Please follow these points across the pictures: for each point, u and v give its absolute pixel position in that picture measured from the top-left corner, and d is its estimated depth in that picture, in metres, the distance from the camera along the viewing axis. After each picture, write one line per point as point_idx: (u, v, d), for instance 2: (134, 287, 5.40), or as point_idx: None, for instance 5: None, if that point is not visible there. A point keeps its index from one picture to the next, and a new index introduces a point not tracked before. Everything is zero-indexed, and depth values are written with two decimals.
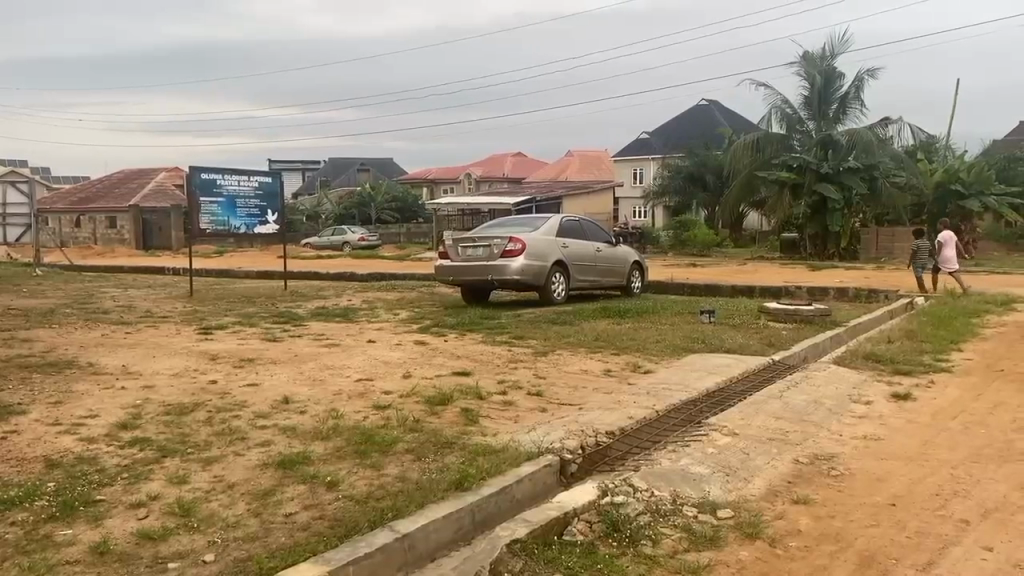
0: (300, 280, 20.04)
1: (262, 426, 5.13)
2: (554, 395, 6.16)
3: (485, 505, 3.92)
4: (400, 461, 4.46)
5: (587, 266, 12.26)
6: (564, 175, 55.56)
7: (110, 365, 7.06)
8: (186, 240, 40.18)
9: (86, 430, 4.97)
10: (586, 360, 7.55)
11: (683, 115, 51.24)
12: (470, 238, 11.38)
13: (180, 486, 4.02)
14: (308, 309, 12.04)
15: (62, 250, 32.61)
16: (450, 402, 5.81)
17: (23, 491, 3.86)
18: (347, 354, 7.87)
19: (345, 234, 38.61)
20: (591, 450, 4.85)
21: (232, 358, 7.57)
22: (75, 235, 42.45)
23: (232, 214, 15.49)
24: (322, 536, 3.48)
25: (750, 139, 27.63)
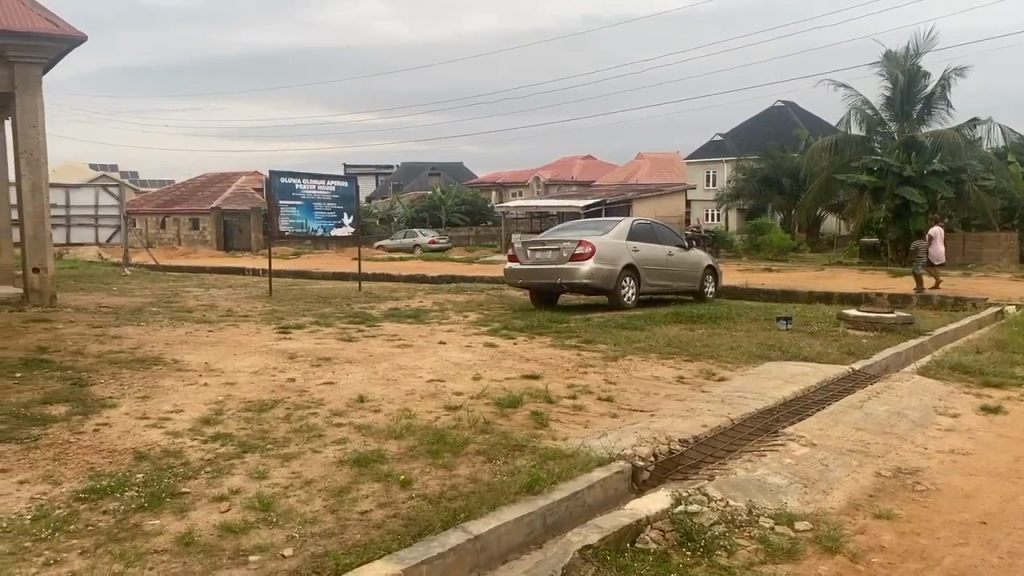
0: (373, 282, 20.38)
1: (338, 423, 5.24)
2: (625, 401, 6.10)
3: (557, 509, 3.91)
4: (472, 463, 4.49)
5: (658, 270, 12.11)
6: (634, 178, 54.99)
7: (194, 362, 7.32)
8: (265, 242, 41.33)
9: (172, 424, 5.16)
10: (658, 366, 7.44)
11: (758, 116, 50.21)
12: (539, 241, 11.39)
13: (260, 481, 4.14)
14: (381, 311, 12.23)
15: (148, 252, 34.01)
16: (520, 405, 5.82)
17: (115, 482, 4.04)
18: (418, 354, 7.98)
19: (416, 237, 39.15)
20: (664, 457, 4.78)
21: (309, 357, 7.75)
22: (160, 236, 44.19)
23: (310, 218, 15.84)
24: (396, 534, 3.53)
25: (828, 141, 27.06)
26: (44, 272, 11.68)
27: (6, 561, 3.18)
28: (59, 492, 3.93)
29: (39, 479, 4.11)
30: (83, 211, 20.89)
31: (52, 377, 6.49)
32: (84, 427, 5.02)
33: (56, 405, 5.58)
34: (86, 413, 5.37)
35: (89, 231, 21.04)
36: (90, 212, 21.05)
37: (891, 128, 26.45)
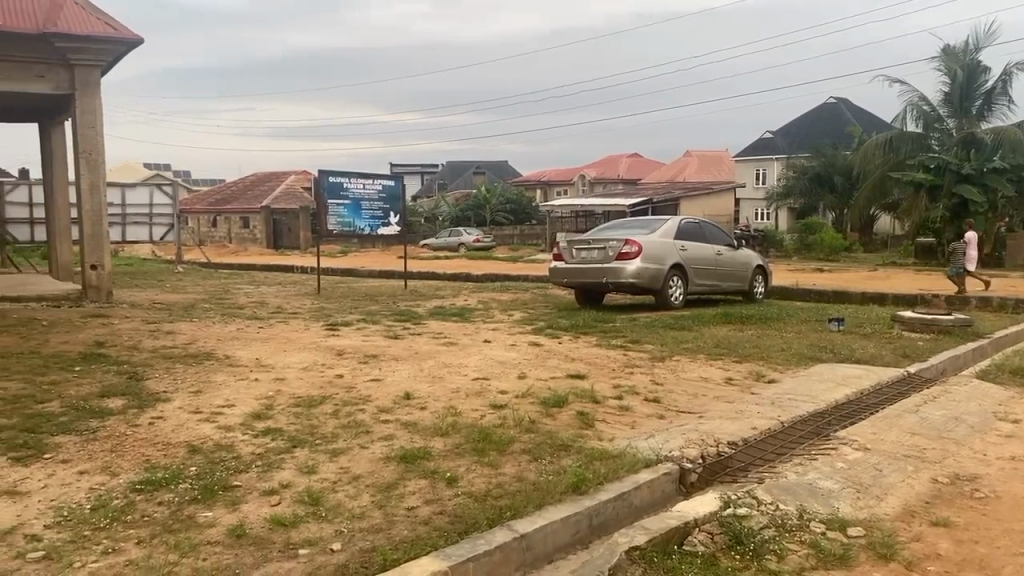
0: (419, 280, 20.53)
1: (385, 420, 5.29)
2: (672, 402, 6.04)
3: (603, 510, 3.89)
4: (518, 462, 4.48)
5: (706, 270, 11.96)
6: (681, 177, 54.41)
7: (245, 358, 7.45)
8: (313, 241, 41.92)
9: (223, 419, 5.26)
10: (706, 367, 7.35)
11: (809, 114, 49.32)
12: (585, 240, 11.34)
13: (309, 476, 4.20)
14: (427, 309, 12.31)
15: (200, 250, 34.77)
16: (565, 404, 5.79)
17: (169, 474, 4.13)
18: (464, 353, 8.01)
19: (461, 236, 39.33)
20: (712, 460, 4.72)
21: (356, 354, 7.83)
22: (212, 235, 45.15)
23: (357, 217, 16.03)
24: (443, 531, 3.54)
25: (882, 138, 26.65)
26: (101, 268, 11.95)
27: (67, 549, 3.28)
28: (116, 483, 4.04)
29: (97, 470, 4.23)
30: (138, 209, 21.44)
31: (109, 371, 6.67)
32: (139, 421, 5.15)
33: (113, 398, 5.73)
34: (141, 406, 5.51)
35: (144, 229, 21.57)
36: (144, 210, 21.57)
37: (949, 125, 25.78)
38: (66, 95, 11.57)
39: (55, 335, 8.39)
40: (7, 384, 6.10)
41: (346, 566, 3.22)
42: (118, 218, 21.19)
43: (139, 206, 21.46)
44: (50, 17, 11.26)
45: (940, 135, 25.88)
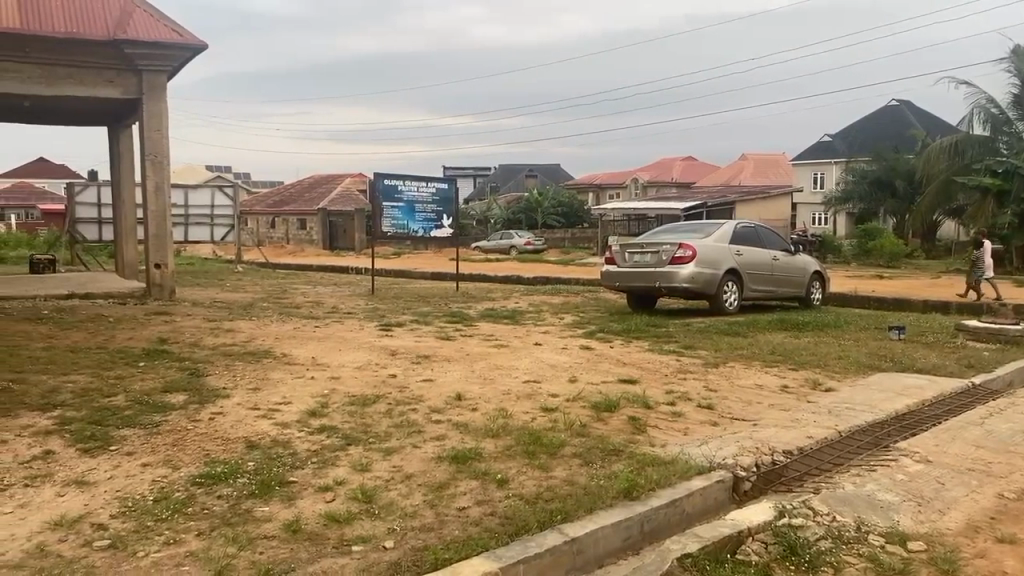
0: (470, 283, 20.69)
1: (437, 420, 5.34)
2: (726, 409, 5.95)
3: (655, 516, 3.86)
4: (569, 465, 4.47)
5: (762, 275, 11.77)
6: (736, 181, 53.64)
7: (301, 357, 7.60)
8: (367, 242, 42.46)
9: (280, 415, 5.37)
10: (761, 374, 7.22)
11: (870, 117, 48.18)
12: (638, 244, 11.26)
13: (363, 474, 4.26)
14: (478, 311, 12.38)
15: (258, 250, 35.61)
16: (616, 409, 5.76)
17: (228, 469, 4.24)
18: (515, 355, 8.03)
19: (512, 239, 39.44)
20: (767, 468, 4.64)
21: (409, 354, 7.92)
22: (270, 235, 46.17)
23: (411, 219, 16.17)
24: (493, 533, 3.55)
25: (947, 143, 26.10)
26: (165, 267, 12.30)
27: (131, 539, 3.39)
28: (178, 476, 4.16)
29: (160, 462, 4.36)
30: (199, 210, 22.00)
31: (172, 367, 6.87)
32: (200, 416, 5.29)
33: (175, 393, 5.90)
34: (202, 401, 5.67)
35: (206, 229, 22.11)
36: (206, 211, 22.09)
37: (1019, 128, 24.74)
38: (135, 98, 11.97)
39: (121, 331, 8.68)
40: (77, 377, 6.33)
41: (398, 564, 3.25)
42: (181, 219, 21.83)
43: (201, 207, 22.03)
44: (121, 24, 11.66)
45: (1009, 138, 24.87)
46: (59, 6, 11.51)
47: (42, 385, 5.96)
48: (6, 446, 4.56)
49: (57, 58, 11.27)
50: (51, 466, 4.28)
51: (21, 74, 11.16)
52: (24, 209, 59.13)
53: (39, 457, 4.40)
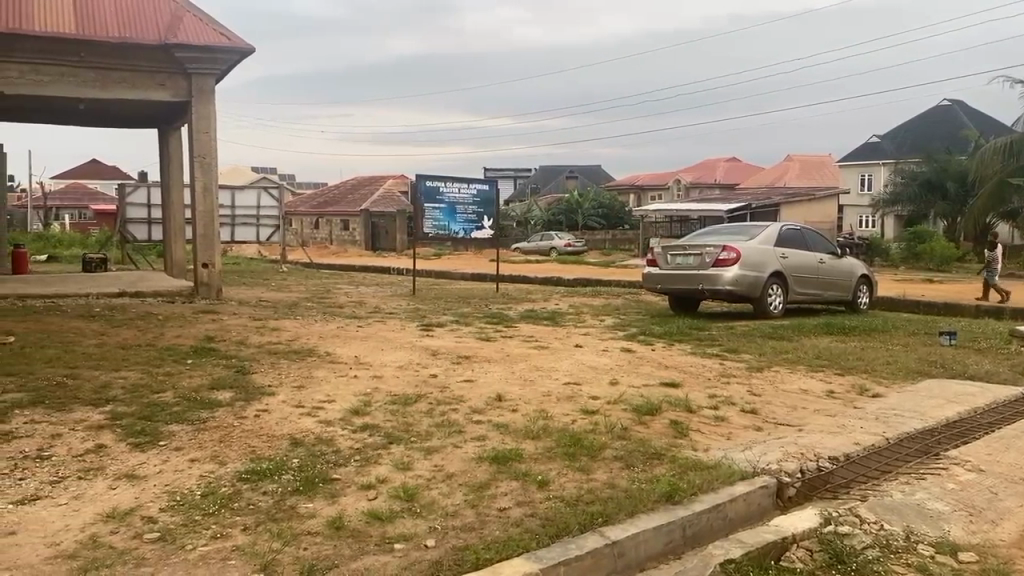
0: (511, 284, 20.74)
1: (477, 421, 5.35)
2: (770, 414, 5.87)
3: (697, 521, 3.82)
4: (610, 468, 4.45)
5: (808, 278, 11.58)
6: (780, 182, 52.88)
7: (344, 355, 7.69)
8: (409, 242, 42.80)
9: (324, 413, 5.44)
10: (806, 379, 7.11)
11: (920, 117, 47.13)
12: (681, 246, 11.16)
13: (405, 472, 4.30)
14: (518, 312, 12.40)
15: (302, 250, 36.15)
16: (658, 413, 5.71)
17: (273, 465, 4.30)
18: (555, 357, 8.02)
19: (552, 240, 39.42)
20: (812, 474, 4.57)
21: (450, 355, 7.96)
22: (314, 236, 46.84)
23: (452, 220, 16.22)
24: (535, 534, 3.55)
25: (1002, 143, 25.11)
26: (212, 266, 12.54)
27: (179, 532, 3.47)
28: (224, 471, 4.24)
29: (207, 458, 4.45)
30: (246, 211, 22.35)
31: (219, 365, 7.01)
32: (246, 413, 5.39)
33: (222, 390, 6.02)
34: (248, 399, 5.77)
35: (252, 229, 22.46)
36: (252, 212, 22.43)
37: None
38: (184, 101, 12.23)
39: (169, 329, 8.89)
40: (127, 374, 6.49)
41: (439, 563, 3.27)
42: (228, 219, 22.23)
43: (248, 208, 22.41)
44: (171, 28, 11.93)
45: None
46: (113, 12, 11.80)
47: (95, 381, 6.13)
48: (61, 440, 4.70)
49: (111, 62, 11.57)
50: (104, 460, 4.40)
51: (76, 78, 11.44)
52: (78, 209, 60.93)
53: (92, 451, 4.52)
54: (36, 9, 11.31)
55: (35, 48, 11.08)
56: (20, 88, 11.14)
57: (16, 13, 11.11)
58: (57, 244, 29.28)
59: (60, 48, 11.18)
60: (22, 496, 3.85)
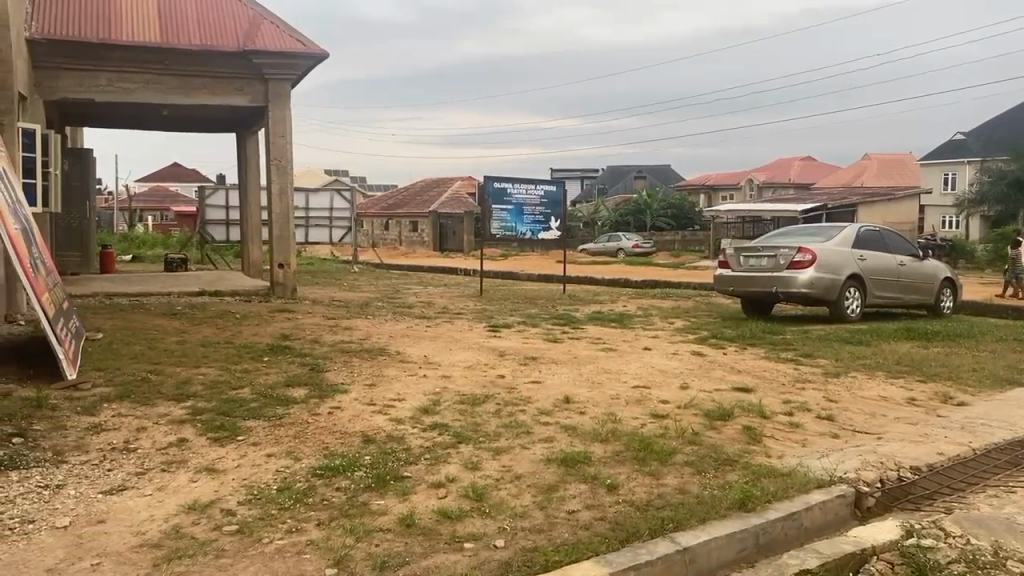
0: (578, 285, 20.70)
1: (545, 423, 5.35)
2: (847, 421, 5.69)
3: (771, 529, 3.74)
4: (681, 474, 4.39)
5: (888, 281, 11.20)
6: (857, 182, 51.32)
7: (413, 355, 7.79)
8: (476, 243, 43.21)
9: (395, 411, 5.53)
10: (885, 386, 6.86)
11: (1009, 113, 45.13)
12: (754, 247, 10.93)
13: (474, 472, 4.33)
14: (585, 313, 12.37)
15: (373, 251, 36.87)
16: (731, 418, 5.60)
17: (346, 462, 4.39)
18: (624, 359, 7.95)
19: (620, 241, 39.23)
20: (892, 485, 4.41)
21: (517, 355, 7.98)
22: (384, 237, 47.70)
23: (519, 221, 16.21)
24: (605, 537, 3.53)
25: None
26: (287, 266, 12.83)
27: (257, 525, 3.57)
28: (300, 466, 4.34)
29: (283, 454, 4.57)
30: (319, 213, 22.89)
31: (294, 362, 7.20)
32: (321, 410, 5.51)
33: (297, 387, 6.18)
34: (321, 396, 5.89)
35: (325, 231, 22.96)
36: (325, 213, 22.96)
37: None
38: (261, 106, 12.59)
39: (247, 327, 9.18)
40: (207, 369, 6.74)
41: (508, 564, 3.27)
42: (302, 220, 22.78)
43: (321, 210, 22.91)
44: (250, 35, 12.31)
45: None
46: (194, 22, 12.25)
47: (177, 377, 6.36)
48: (145, 433, 4.89)
49: (193, 69, 11.99)
50: (185, 453, 4.56)
51: (160, 85, 11.90)
52: (161, 210, 63.64)
53: (175, 444, 4.69)
54: (124, 20, 11.82)
55: (123, 57, 11.55)
56: (108, 95, 11.61)
57: (106, 23, 11.61)
58: (141, 244, 30.57)
59: (145, 56, 11.64)
60: (111, 486, 4.03)
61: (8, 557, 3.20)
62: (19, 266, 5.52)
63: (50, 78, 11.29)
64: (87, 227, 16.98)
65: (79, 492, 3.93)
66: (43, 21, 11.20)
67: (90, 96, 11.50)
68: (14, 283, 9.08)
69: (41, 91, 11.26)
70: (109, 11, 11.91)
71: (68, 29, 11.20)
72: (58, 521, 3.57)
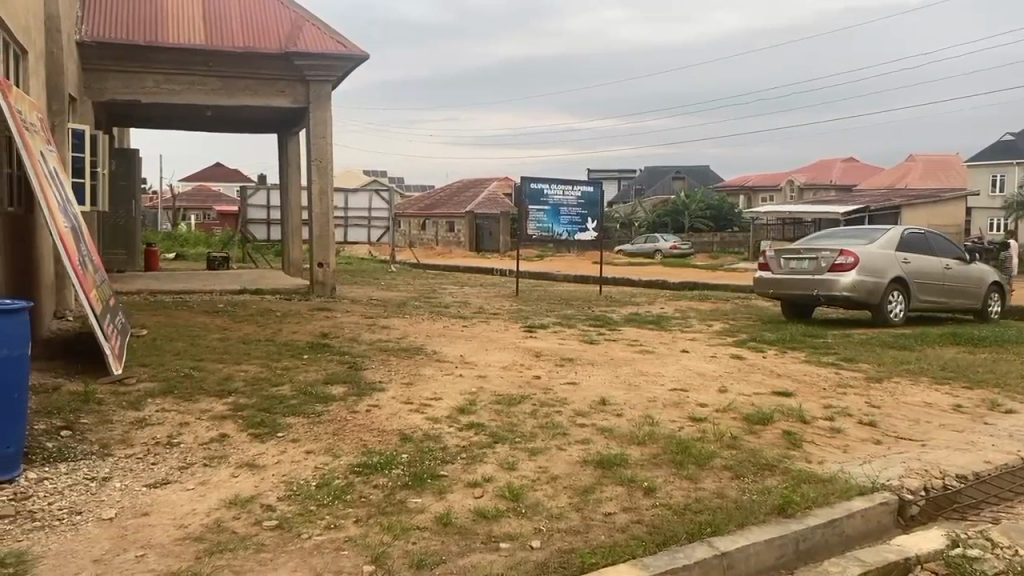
0: (615, 286, 20.63)
1: (582, 424, 5.33)
2: (891, 427, 5.58)
3: (812, 535, 3.68)
4: (719, 478, 4.34)
5: (933, 284, 10.97)
6: (902, 184, 50.33)
7: (450, 354, 7.82)
8: (513, 244, 43.29)
9: (431, 410, 5.56)
10: (930, 392, 6.71)
11: None
12: (796, 249, 10.77)
13: (510, 472, 4.33)
14: (623, 315, 12.31)
15: (410, 252, 37.14)
16: (770, 423, 5.53)
17: (384, 459, 4.42)
18: (661, 361, 7.90)
19: (657, 242, 39.00)
20: (937, 493, 4.32)
21: (553, 356, 7.97)
22: (421, 237, 47.99)
23: (556, 222, 16.17)
24: (641, 540, 3.50)
25: None
26: (327, 266, 13.01)
27: (297, 521, 3.61)
28: (338, 464, 4.38)
29: (322, 451, 4.62)
30: (358, 213, 23.11)
31: (333, 360, 7.28)
32: (358, 407, 5.56)
33: (337, 385, 6.25)
34: (360, 394, 5.95)
35: (363, 231, 23.18)
36: (363, 213, 23.17)
37: None
38: (302, 107, 12.73)
39: (287, 325, 9.31)
40: (249, 366, 6.84)
41: (545, 565, 3.28)
42: (342, 220, 23.02)
43: (360, 209, 23.13)
44: (292, 37, 12.45)
45: None
46: (238, 24, 12.46)
47: (219, 373, 6.47)
48: (188, 428, 4.98)
49: (237, 71, 12.18)
50: (226, 448, 4.64)
51: (204, 86, 12.10)
52: (204, 209, 65.00)
53: (216, 440, 4.77)
54: (170, 23, 12.05)
55: (168, 59, 11.77)
56: (154, 96, 11.84)
57: (152, 27, 11.85)
58: (184, 243, 31.18)
59: (190, 58, 11.86)
60: (155, 479, 4.11)
61: (57, 547, 3.28)
62: (69, 264, 5.64)
63: (98, 80, 11.57)
64: (132, 226, 17.34)
65: (125, 485, 4.01)
66: (93, 24, 11.48)
67: (137, 97, 11.75)
68: (63, 280, 9.31)
69: (90, 93, 11.55)
70: (157, 14, 12.15)
71: (116, 32, 11.45)
72: (104, 513, 3.65)
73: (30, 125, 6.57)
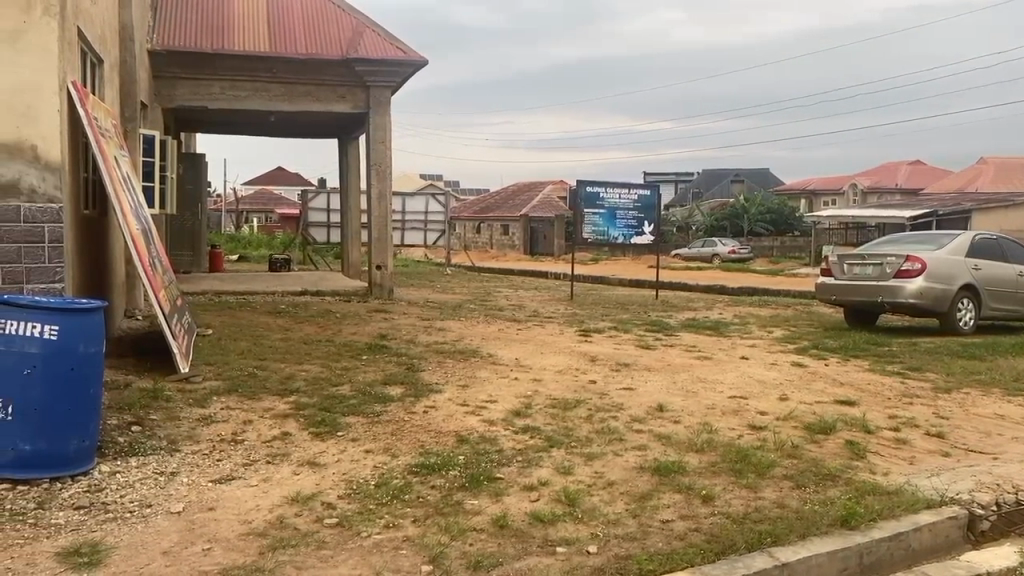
0: (672, 291, 20.41)
1: (638, 430, 5.30)
2: (959, 439, 5.40)
3: (875, 549, 3.59)
4: (779, 487, 4.27)
5: (1005, 292, 10.57)
6: (972, 187, 48.63)
7: (506, 358, 7.85)
8: (567, 247, 43.26)
9: (487, 413, 5.59)
10: (1003, 404, 6.47)
11: None
12: (858, 255, 10.50)
13: (566, 476, 4.33)
14: (679, 320, 12.19)
15: (466, 254, 37.39)
16: (832, 432, 5.41)
17: (441, 460, 4.47)
18: (719, 368, 7.79)
19: (715, 246, 38.50)
20: (1010, 507, 4.16)
21: (609, 361, 7.93)
22: (476, 241, 48.21)
23: (612, 225, 16.03)
24: (700, 549, 3.46)
25: None
26: (385, 268, 13.14)
27: (357, 520, 3.67)
28: (397, 464, 4.45)
29: (381, 450, 4.69)
30: (415, 216, 23.39)
31: (391, 361, 7.38)
32: (416, 408, 5.64)
33: (395, 386, 6.34)
34: (417, 395, 6.02)
35: (419, 234, 23.44)
36: (420, 217, 23.44)
37: None
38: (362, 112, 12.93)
39: (346, 326, 9.47)
40: (310, 366, 6.99)
41: (603, 571, 3.27)
42: (399, 224, 23.34)
43: (417, 213, 23.41)
44: (353, 44, 12.67)
45: None
46: (302, 32, 12.74)
47: (281, 372, 6.63)
48: (252, 426, 5.12)
49: (299, 77, 12.45)
50: (289, 446, 4.75)
51: (268, 92, 12.40)
52: (265, 212, 66.65)
53: (279, 438, 4.89)
54: (236, 31, 12.39)
55: (234, 66, 12.10)
56: (221, 102, 12.19)
57: (220, 34, 12.21)
58: (247, 245, 31.99)
59: (255, 65, 12.17)
60: (221, 475, 4.23)
61: (129, 539, 3.40)
62: (140, 264, 5.86)
63: (168, 87, 11.96)
64: (198, 227, 17.76)
65: (192, 480, 4.14)
66: (163, 33, 11.88)
67: (205, 103, 12.12)
68: (134, 281, 9.63)
69: (160, 99, 11.94)
70: (223, 23, 12.50)
71: (185, 40, 11.84)
72: (173, 506, 3.77)
73: (105, 131, 6.86)
